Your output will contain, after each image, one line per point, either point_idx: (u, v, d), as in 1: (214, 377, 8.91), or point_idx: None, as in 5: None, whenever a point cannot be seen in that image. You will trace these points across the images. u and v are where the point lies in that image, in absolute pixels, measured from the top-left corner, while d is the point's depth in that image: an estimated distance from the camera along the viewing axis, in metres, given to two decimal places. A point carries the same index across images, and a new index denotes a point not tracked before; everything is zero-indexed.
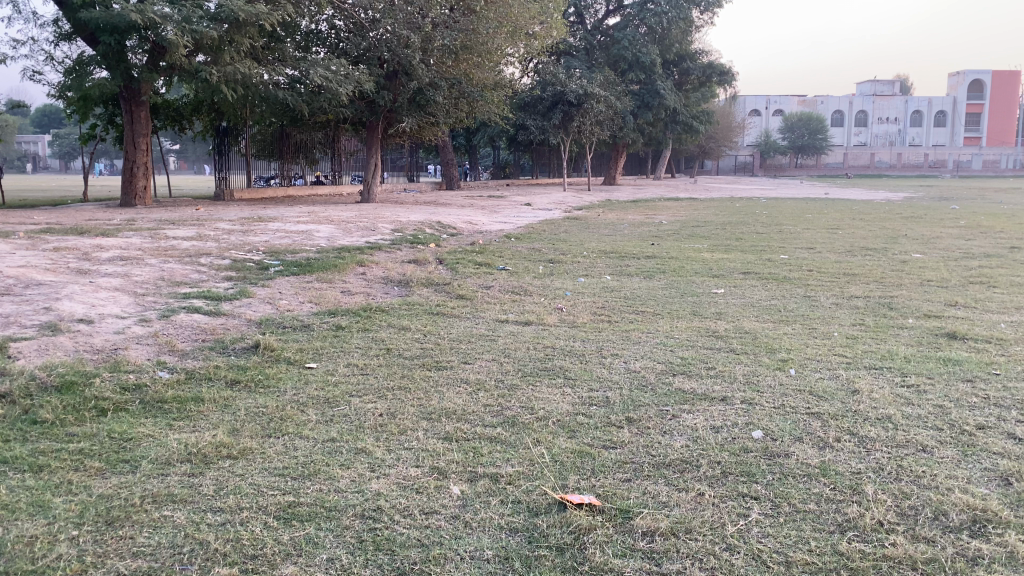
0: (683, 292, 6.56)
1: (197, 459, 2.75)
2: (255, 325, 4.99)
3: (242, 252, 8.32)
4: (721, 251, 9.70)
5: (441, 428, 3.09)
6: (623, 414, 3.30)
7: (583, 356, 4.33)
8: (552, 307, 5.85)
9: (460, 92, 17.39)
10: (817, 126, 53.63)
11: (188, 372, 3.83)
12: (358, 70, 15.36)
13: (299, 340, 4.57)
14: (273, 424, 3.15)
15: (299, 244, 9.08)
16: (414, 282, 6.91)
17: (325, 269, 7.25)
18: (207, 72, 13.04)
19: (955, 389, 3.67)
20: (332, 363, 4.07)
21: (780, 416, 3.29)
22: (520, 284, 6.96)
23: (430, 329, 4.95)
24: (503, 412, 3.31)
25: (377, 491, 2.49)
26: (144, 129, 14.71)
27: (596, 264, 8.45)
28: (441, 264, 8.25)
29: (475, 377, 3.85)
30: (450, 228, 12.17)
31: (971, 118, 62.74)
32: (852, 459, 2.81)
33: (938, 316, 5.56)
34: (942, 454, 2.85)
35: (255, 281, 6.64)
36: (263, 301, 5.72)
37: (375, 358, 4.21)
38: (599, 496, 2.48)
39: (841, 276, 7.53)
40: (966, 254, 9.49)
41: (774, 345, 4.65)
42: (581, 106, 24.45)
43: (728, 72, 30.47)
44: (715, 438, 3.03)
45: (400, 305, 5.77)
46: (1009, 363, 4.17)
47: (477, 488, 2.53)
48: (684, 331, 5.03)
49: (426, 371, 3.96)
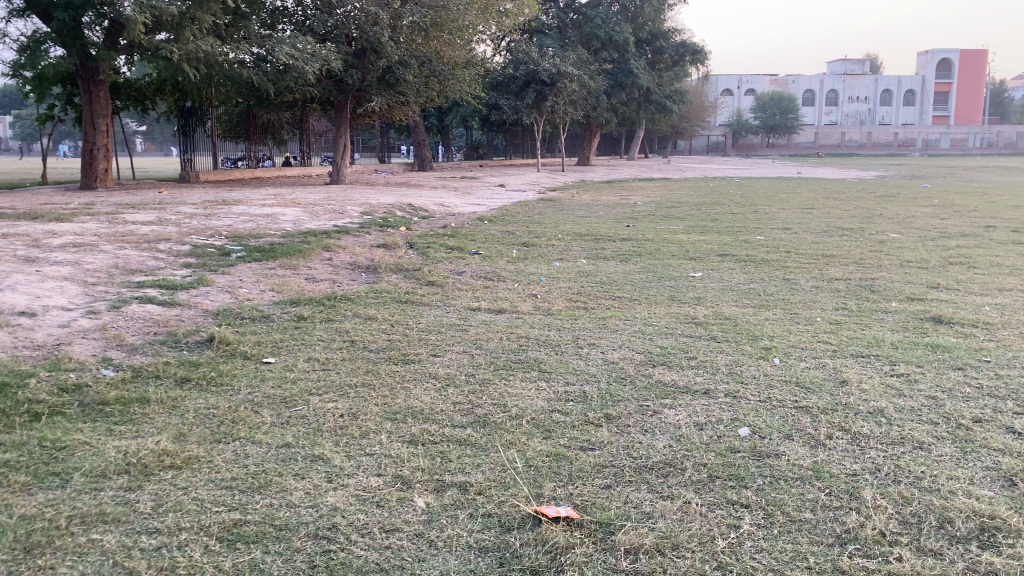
0: (660, 276, 6.37)
1: (137, 470, 2.51)
2: (212, 316, 4.72)
3: (203, 236, 8.00)
4: (696, 233, 9.53)
5: (407, 430, 2.87)
6: (601, 411, 3.09)
7: (558, 347, 4.11)
8: (526, 294, 5.62)
9: (431, 71, 17.03)
10: (789, 105, 53.59)
11: (135, 369, 3.55)
12: (325, 48, 14.93)
13: (257, 333, 4.30)
14: (224, 429, 2.90)
15: (263, 228, 8.75)
16: (382, 268, 6.64)
17: (289, 255, 6.96)
18: (167, 50, 12.57)
19: (947, 379, 3.51)
20: (291, 358, 3.83)
21: (767, 411, 3.10)
22: (493, 269, 6.72)
23: (398, 319, 4.70)
24: (473, 411, 3.09)
25: (333, 505, 2.27)
26: (103, 110, 14.23)
27: (572, 247, 8.24)
28: (411, 248, 8.00)
29: (445, 371, 3.63)
30: (422, 210, 11.89)
31: (940, 97, 63.30)
32: (846, 459, 2.63)
33: (921, 298, 5.43)
34: (941, 452, 2.68)
35: (214, 268, 6.34)
36: (222, 291, 5.44)
37: (337, 352, 3.95)
38: (578, 508, 2.27)
39: (819, 258, 7.39)
40: (943, 233, 9.42)
41: (756, 331, 4.46)
42: (554, 85, 24.32)
43: (702, 51, 30.24)
44: (700, 436, 2.83)
45: (366, 293, 5.50)
46: (999, 349, 4.02)
47: (444, 500, 2.31)
48: (663, 317, 4.85)
49: (393, 366, 3.72)
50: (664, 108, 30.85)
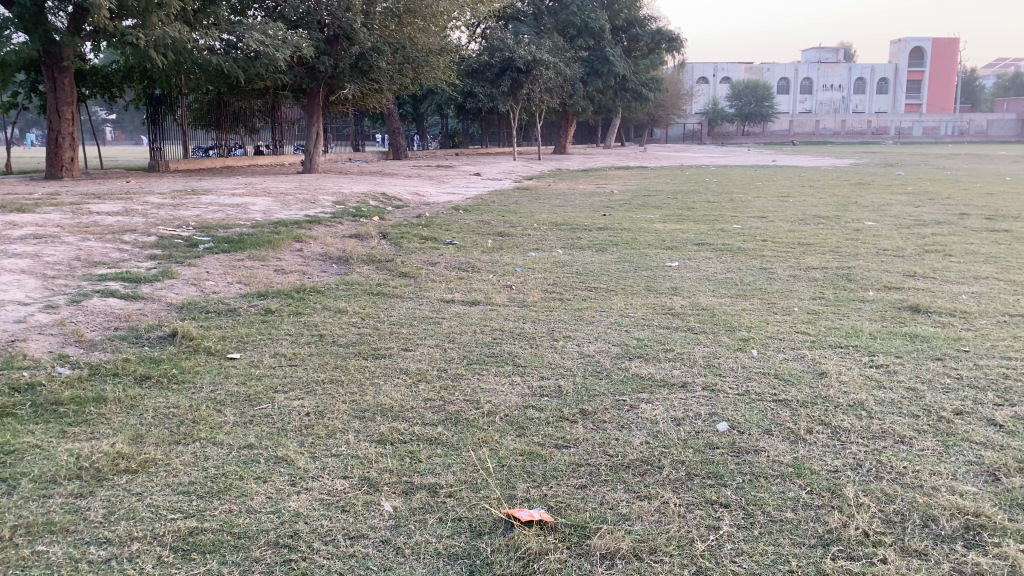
0: (637, 266, 6.30)
1: (89, 475, 2.38)
2: (176, 310, 4.57)
3: (170, 227, 7.81)
4: (673, 221, 9.46)
5: (376, 429, 2.76)
6: (577, 407, 3.00)
7: (533, 340, 4.02)
8: (501, 285, 5.52)
9: (404, 57, 16.81)
10: (764, 93, 53.75)
11: (92, 368, 3.41)
12: (296, 34, 14.67)
13: (222, 327, 4.17)
14: (184, 429, 2.78)
15: (233, 219, 8.58)
16: (354, 259, 6.50)
17: (258, 245, 6.81)
18: (133, 36, 12.27)
19: (926, 370, 3.47)
20: (257, 354, 3.71)
21: (745, 405, 3.03)
22: (468, 259, 6.62)
23: (368, 312, 4.58)
24: (443, 408, 2.99)
25: (296, 511, 2.17)
26: (68, 97, 13.91)
27: (547, 236, 8.15)
28: (384, 238, 7.87)
29: (416, 366, 3.52)
30: (396, 200, 11.73)
31: (913, 85, 63.88)
32: (827, 454, 2.56)
33: (898, 287, 5.39)
34: (922, 446, 2.63)
35: (180, 259, 6.18)
36: (187, 283, 5.28)
37: (305, 347, 3.84)
38: (551, 510, 2.18)
39: (796, 247, 7.34)
40: (918, 221, 9.45)
41: (734, 322, 4.40)
42: (531, 73, 24.27)
43: (677, 39, 30.16)
44: (678, 431, 2.75)
45: (337, 284, 5.38)
46: (977, 339, 3.98)
47: (412, 504, 2.21)
48: (639, 308, 4.77)
49: (362, 361, 3.61)
50: (640, 96, 30.80)
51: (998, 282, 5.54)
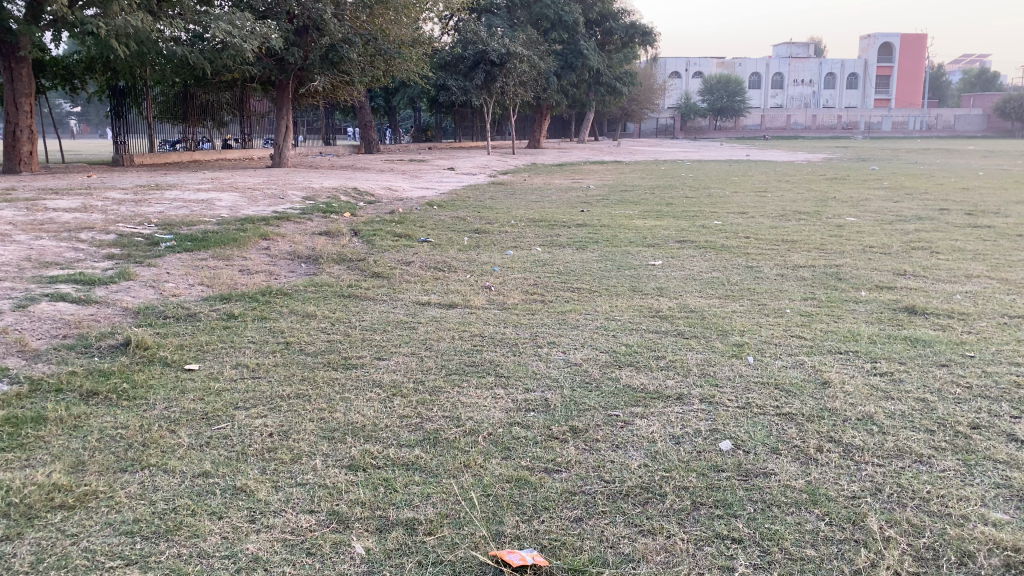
0: (619, 265, 6.07)
1: (17, 513, 2.09)
2: (132, 315, 4.25)
3: (131, 224, 7.45)
4: (653, 217, 9.24)
5: (346, 452, 2.50)
6: (567, 424, 2.76)
7: (516, 347, 3.77)
8: (479, 286, 5.26)
9: (376, 49, 16.45)
10: (736, 87, 53.79)
11: (32, 383, 3.09)
12: (265, 25, 14.24)
13: (180, 335, 3.86)
14: (133, 454, 2.49)
15: (197, 215, 8.24)
16: (324, 258, 6.21)
17: (222, 244, 6.49)
18: (94, 25, 11.81)
19: (935, 378, 3.26)
20: (218, 365, 3.43)
21: (747, 420, 2.81)
22: (443, 258, 6.34)
23: (339, 316, 4.31)
24: (421, 427, 2.73)
25: (254, 555, 1.91)
26: (26, 88, 13.40)
27: (525, 233, 7.90)
28: (356, 236, 7.57)
29: (390, 378, 3.25)
30: (368, 195, 11.41)
31: (882, 80, 64.45)
32: (842, 478, 2.34)
33: (890, 286, 5.22)
34: (943, 466, 2.42)
35: (139, 259, 5.84)
36: (145, 285, 4.96)
37: (270, 356, 3.55)
38: (544, 549, 1.95)
39: (780, 244, 7.16)
40: (900, 216, 9.33)
41: (725, 326, 4.17)
42: (504, 66, 23.97)
43: (651, 33, 29.99)
44: (678, 452, 2.52)
45: (306, 286, 5.09)
46: (981, 343, 3.79)
47: (387, 545, 1.96)
48: (626, 310, 4.54)
49: (332, 372, 3.33)
50: (614, 91, 30.64)
51: (991, 280, 5.38)
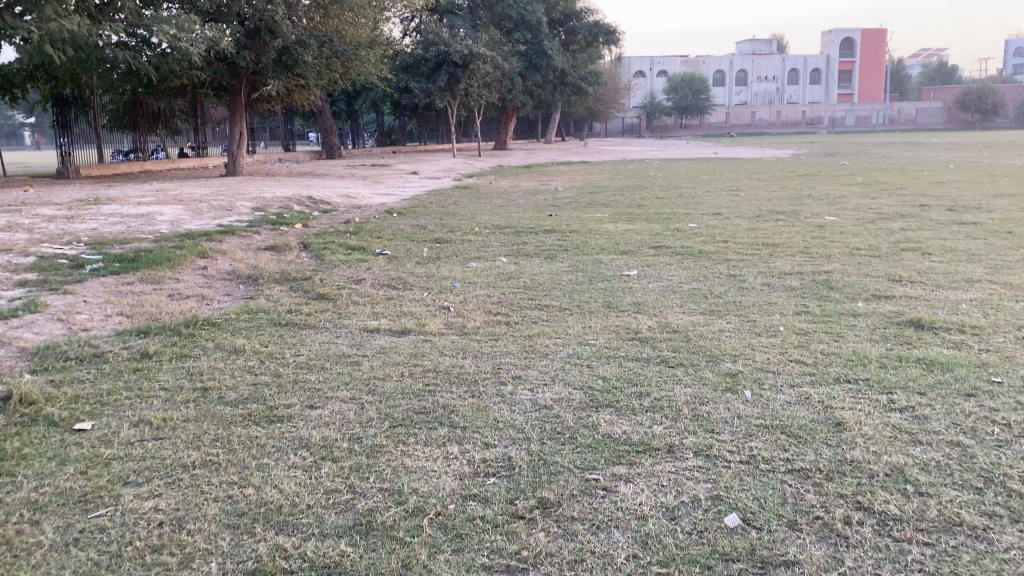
0: (592, 276, 5.56)
1: None
2: (26, 358, 3.63)
3: (57, 244, 6.78)
4: (624, 221, 8.75)
5: (250, 551, 1.95)
6: (534, 495, 2.22)
7: (476, 385, 3.22)
8: (437, 306, 4.71)
9: (331, 51, 15.78)
10: (700, 86, 53.55)
11: None
12: (213, 26, 13.47)
13: (80, 384, 3.25)
14: None
15: (133, 231, 7.59)
16: (265, 278, 5.62)
17: (154, 265, 5.87)
18: (26, 29, 10.99)
19: (963, 414, 2.77)
20: (116, 422, 2.84)
21: (755, 480, 2.30)
22: (399, 273, 5.79)
23: (274, 350, 3.74)
24: (352, 507, 2.17)
25: None
26: None
27: (488, 242, 7.37)
28: (305, 249, 6.99)
29: (320, 434, 2.69)
30: (324, 203, 10.79)
31: (844, 75, 64.77)
32: (882, 567, 1.85)
33: (888, 295, 4.76)
34: (1006, 545, 1.92)
35: (56, 286, 5.21)
36: (52, 318, 4.34)
37: (183, 409, 2.97)
38: None
39: (760, 248, 6.70)
40: (879, 214, 8.95)
41: (713, 350, 3.67)
42: (467, 67, 23.44)
43: (616, 31, 29.58)
44: (676, 535, 2.00)
45: (240, 313, 4.50)
46: (1007, 365, 3.32)
47: None
48: (601, 333, 4.01)
49: (251, 430, 2.76)
50: (580, 91, 30.28)
51: (993, 285, 4.95)
